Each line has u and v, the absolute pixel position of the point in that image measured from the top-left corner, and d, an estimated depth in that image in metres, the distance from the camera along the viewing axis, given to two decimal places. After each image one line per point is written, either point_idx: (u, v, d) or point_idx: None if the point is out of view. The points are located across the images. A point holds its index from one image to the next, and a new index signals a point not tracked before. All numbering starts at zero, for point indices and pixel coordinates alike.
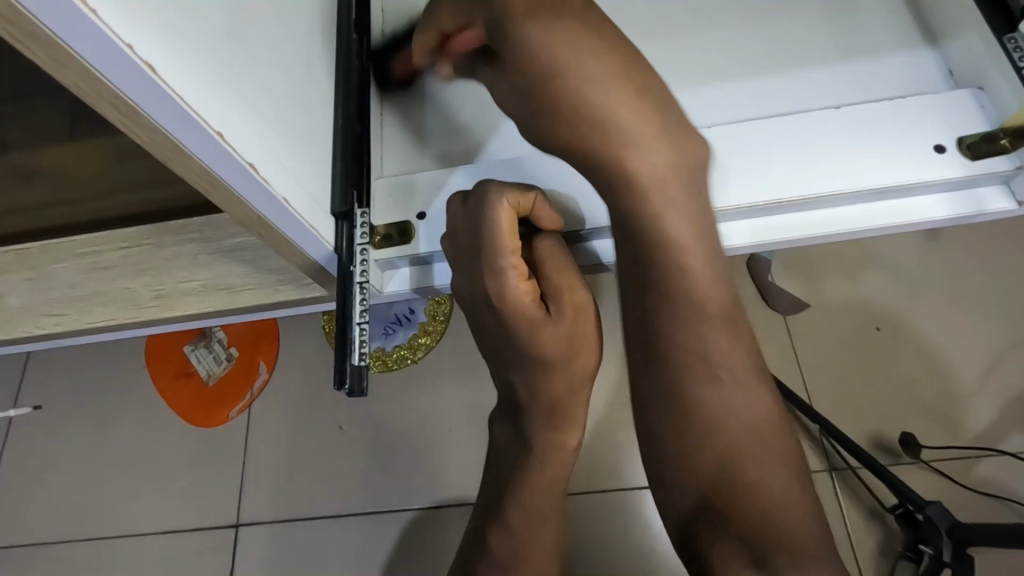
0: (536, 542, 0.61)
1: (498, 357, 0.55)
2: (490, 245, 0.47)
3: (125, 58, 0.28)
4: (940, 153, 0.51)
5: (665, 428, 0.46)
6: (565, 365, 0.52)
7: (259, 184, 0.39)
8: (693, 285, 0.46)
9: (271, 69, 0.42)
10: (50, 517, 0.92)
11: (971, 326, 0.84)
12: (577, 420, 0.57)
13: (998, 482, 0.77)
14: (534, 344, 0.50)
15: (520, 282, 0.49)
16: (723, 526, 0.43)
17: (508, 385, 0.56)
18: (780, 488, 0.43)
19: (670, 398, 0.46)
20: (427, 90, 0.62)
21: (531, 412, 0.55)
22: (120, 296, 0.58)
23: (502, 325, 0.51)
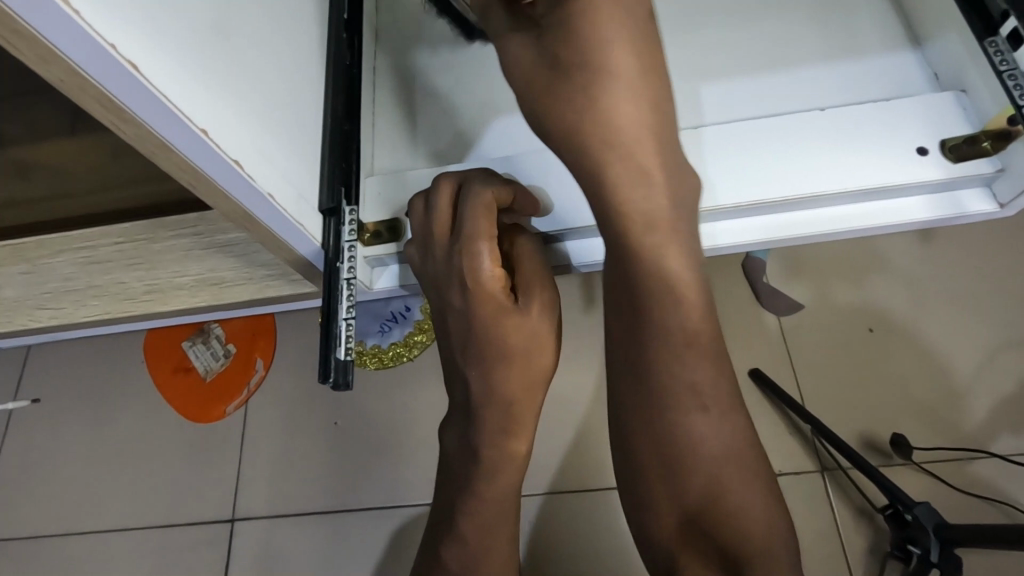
0: (491, 564, 0.53)
1: (457, 351, 0.54)
2: (469, 237, 0.51)
3: (108, 56, 0.29)
4: (922, 156, 0.53)
5: (646, 462, 0.51)
6: (525, 358, 0.52)
7: (245, 180, 0.40)
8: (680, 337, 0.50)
9: (259, 67, 0.43)
10: (47, 510, 0.93)
11: (965, 327, 0.85)
12: (528, 426, 0.54)
13: (989, 484, 0.78)
14: (498, 331, 0.51)
15: (494, 268, 0.51)
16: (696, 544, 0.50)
17: (461, 385, 0.54)
18: (752, 509, 0.49)
19: (653, 436, 0.51)
20: (420, 94, 0.65)
21: (484, 414, 0.53)
22: (112, 288, 0.60)
23: (470, 310, 0.52)
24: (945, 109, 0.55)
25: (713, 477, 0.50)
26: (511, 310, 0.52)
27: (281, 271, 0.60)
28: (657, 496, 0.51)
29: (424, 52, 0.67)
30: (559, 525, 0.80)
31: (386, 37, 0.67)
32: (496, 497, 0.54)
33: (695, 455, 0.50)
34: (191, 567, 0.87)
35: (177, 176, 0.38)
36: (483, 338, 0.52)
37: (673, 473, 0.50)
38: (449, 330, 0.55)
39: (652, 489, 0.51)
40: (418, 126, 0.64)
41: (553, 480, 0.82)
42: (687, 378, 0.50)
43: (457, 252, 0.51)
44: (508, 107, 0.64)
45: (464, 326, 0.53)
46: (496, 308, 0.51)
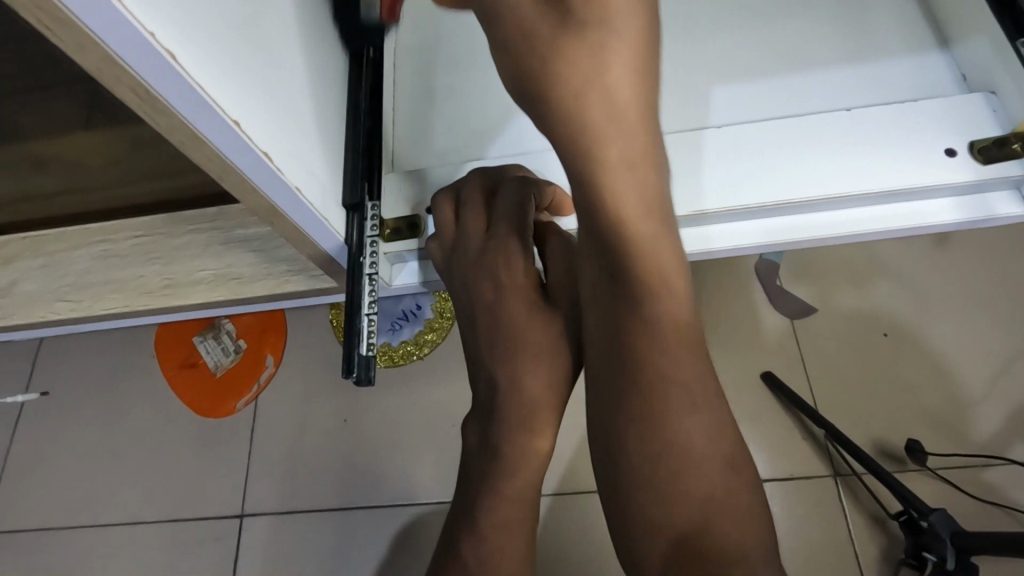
0: (507, 566, 0.52)
1: (482, 346, 0.54)
2: (505, 231, 0.53)
3: (148, 46, 0.29)
4: (950, 157, 0.53)
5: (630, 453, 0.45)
6: (550, 353, 0.52)
7: (273, 172, 0.40)
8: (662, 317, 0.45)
9: (285, 60, 0.43)
10: (57, 502, 0.93)
11: (981, 332, 0.84)
12: (554, 423, 0.53)
13: (1005, 491, 0.77)
14: (522, 323, 0.52)
15: (527, 266, 0.53)
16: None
17: (487, 380, 0.54)
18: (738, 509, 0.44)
19: (637, 414, 0.45)
20: (437, 88, 0.65)
21: (508, 412, 0.52)
22: (131, 282, 0.60)
23: (500, 307, 0.53)
24: (972, 111, 0.55)
25: (704, 502, 0.44)
26: (541, 309, 0.53)
27: (301, 266, 0.60)
28: (649, 523, 0.45)
29: (446, 46, 0.67)
30: (565, 527, 0.79)
31: (410, 33, 0.67)
32: (514, 497, 0.52)
33: (690, 475, 0.44)
34: (200, 562, 0.87)
35: (207, 168, 0.38)
36: (511, 334, 0.52)
37: (664, 495, 0.44)
38: (474, 322, 0.55)
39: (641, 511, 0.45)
40: (438, 117, 0.64)
41: (561, 481, 0.81)
42: (677, 395, 0.45)
43: (490, 249, 0.54)
44: None
45: (492, 323, 0.54)
46: (528, 304, 0.53)
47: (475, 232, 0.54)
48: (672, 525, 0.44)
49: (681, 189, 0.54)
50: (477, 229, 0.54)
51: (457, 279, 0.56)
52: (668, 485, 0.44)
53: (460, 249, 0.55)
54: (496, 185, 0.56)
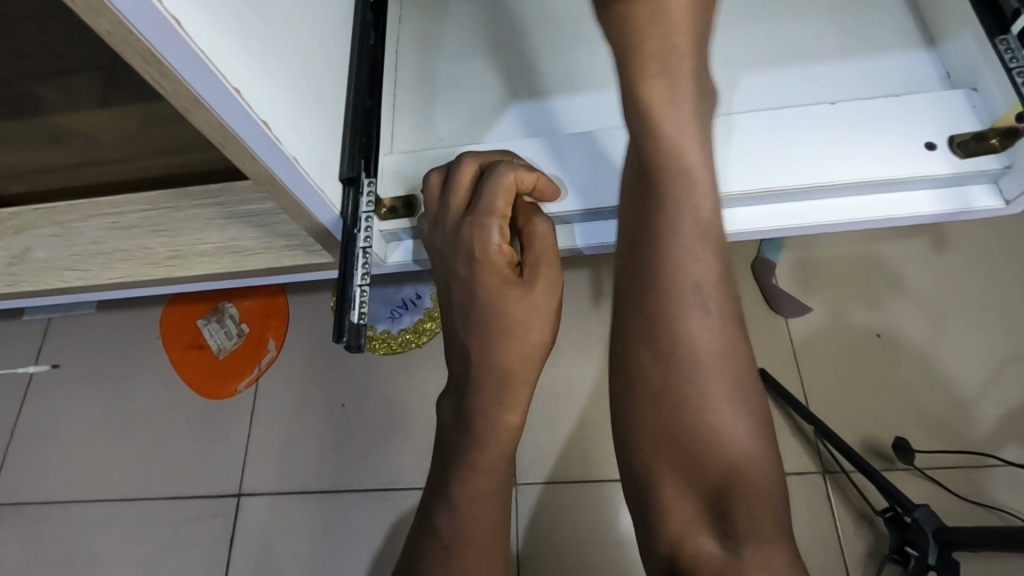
0: (480, 532, 0.53)
1: (458, 319, 0.56)
2: (487, 205, 0.54)
3: (150, 7, 0.30)
4: (930, 150, 0.54)
5: (654, 417, 0.43)
6: (522, 330, 0.54)
7: (271, 140, 0.41)
8: (691, 267, 0.44)
9: (286, 34, 0.44)
10: (62, 473, 0.96)
11: (971, 333, 0.84)
12: (524, 400, 0.56)
13: (990, 491, 0.78)
14: (498, 300, 0.54)
15: (502, 243, 0.54)
16: (695, 524, 0.42)
17: (460, 353, 0.56)
18: (763, 499, 0.41)
19: (655, 364, 0.44)
20: (439, 79, 0.68)
21: (481, 385, 0.54)
22: (137, 253, 0.63)
23: (475, 280, 0.54)
24: (956, 108, 0.56)
25: (725, 455, 0.41)
26: (516, 283, 0.54)
27: (301, 241, 0.62)
28: (665, 482, 0.43)
29: (447, 38, 0.70)
30: (555, 515, 0.81)
31: (415, 25, 0.70)
32: (486, 471, 0.54)
33: (715, 452, 0.41)
34: (197, 537, 0.89)
35: (209, 135, 0.40)
36: (486, 310, 0.54)
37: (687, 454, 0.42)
38: (451, 295, 0.57)
39: (657, 477, 0.43)
40: (438, 106, 0.66)
41: (551, 471, 0.83)
42: (696, 352, 0.43)
43: (467, 223, 0.54)
44: (529, 92, 0.66)
45: (465, 296, 0.55)
46: (500, 281, 0.54)
47: (460, 202, 0.56)
48: (685, 466, 0.42)
49: None
50: (462, 200, 0.56)
51: (436, 246, 0.57)
52: (700, 462, 0.42)
53: (441, 223, 0.56)
54: (492, 160, 0.57)
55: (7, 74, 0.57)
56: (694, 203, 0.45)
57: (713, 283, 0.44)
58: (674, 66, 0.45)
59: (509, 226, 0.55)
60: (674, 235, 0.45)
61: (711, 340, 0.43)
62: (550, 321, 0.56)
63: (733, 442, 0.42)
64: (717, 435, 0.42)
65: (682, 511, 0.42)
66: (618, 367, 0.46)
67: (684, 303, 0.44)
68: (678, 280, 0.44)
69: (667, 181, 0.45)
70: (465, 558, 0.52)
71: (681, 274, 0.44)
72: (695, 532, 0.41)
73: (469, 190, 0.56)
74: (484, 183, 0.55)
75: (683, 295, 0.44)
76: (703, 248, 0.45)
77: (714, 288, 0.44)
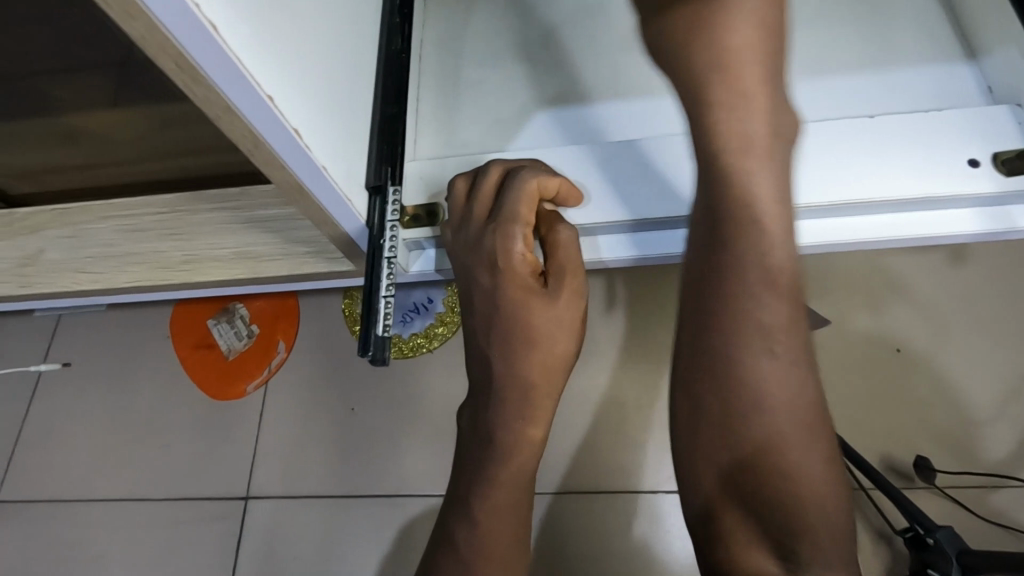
0: (501, 544, 0.52)
1: (479, 330, 0.55)
2: (510, 213, 0.53)
3: (192, 16, 0.30)
4: (973, 168, 0.53)
5: (712, 443, 0.45)
6: (545, 344, 0.53)
7: (302, 149, 0.41)
8: (760, 279, 0.45)
9: (317, 41, 0.44)
10: (68, 471, 0.95)
11: (997, 351, 0.82)
12: (545, 411, 0.55)
13: (1014, 514, 0.76)
14: (522, 312, 0.52)
15: (525, 251, 0.53)
16: (753, 548, 0.43)
17: (481, 368, 0.55)
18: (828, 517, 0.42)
19: (716, 392, 0.45)
20: (461, 84, 0.67)
21: (502, 396, 0.53)
22: (153, 258, 0.62)
23: (497, 292, 0.53)
24: (1000, 123, 0.55)
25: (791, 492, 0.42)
26: (539, 293, 0.53)
27: (320, 248, 0.61)
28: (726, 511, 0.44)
29: (471, 43, 0.69)
30: (567, 526, 0.80)
31: (436, 29, 0.70)
32: (508, 484, 0.53)
33: (780, 477, 0.42)
34: (202, 539, 0.88)
35: (239, 142, 0.39)
36: (509, 318, 0.53)
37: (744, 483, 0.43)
38: (470, 304, 0.55)
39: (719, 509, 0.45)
40: (462, 112, 0.66)
41: (565, 481, 0.81)
42: (759, 374, 0.44)
43: (490, 230, 0.53)
44: (552, 98, 0.65)
45: (486, 305, 0.54)
46: (525, 288, 0.53)
47: (482, 208, 0.55)
48: (745, 495, 0.44)
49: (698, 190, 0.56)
50: (484, 207, 0.55)
51: (457, 257, 0.55)
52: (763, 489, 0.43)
53: (459, 234, 0.55)
54: (516, 166, 0.56)
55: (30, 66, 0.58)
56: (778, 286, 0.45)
57: (780, 304, 0.45)
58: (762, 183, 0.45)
59: (532, 234, 0.54)
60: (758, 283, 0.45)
61: (781, 391, 0.44)
62: (574, 332, 0.54)
63: (796, 467, 0.42)
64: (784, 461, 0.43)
65: (740, 531, 0.44)
66: (684, 407, 0.47)
67: (752, 352, 0.44)
68: (752, 332, 0.44)
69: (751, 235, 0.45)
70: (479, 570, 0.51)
71: (748, 290, 0.45)
72: (755, 557, 0.43)
73: (494, 198, 0.55)
74: (508, 192, 0.54)
75: (747, 318, 0.45)
76: (774, 299, 0.45)
77: (775, 300, 0.45)
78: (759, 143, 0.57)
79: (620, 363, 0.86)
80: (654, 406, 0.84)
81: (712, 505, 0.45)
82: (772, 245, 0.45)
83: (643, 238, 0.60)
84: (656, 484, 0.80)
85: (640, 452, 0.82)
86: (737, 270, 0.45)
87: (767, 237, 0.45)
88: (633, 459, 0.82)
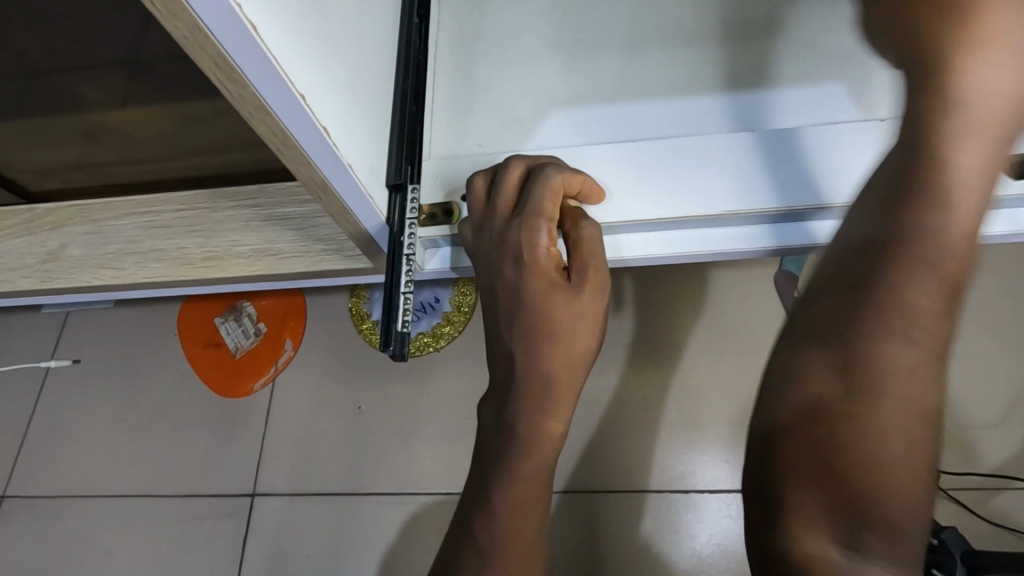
0: (521, 537, 0.53)
1: (502, 324, 0.55)
2: (534, 207, 0.53)
3: (233, 15, 0.30)
4: None
5: (805, 412, 0.38)
6: (568, 338, 0.54)
7: (330, 148, 0.42)
8: (933, 241, 0.36)
9: (344, 39, 0.44)
10: (75, 468, 0.96)
11: (1004, 354, 0.83)
12: (566, 406, 0.55)
13: (1018, 517, 0.76)
14: (545, 307, 0.53)
15: (549, 246, 0.54)
16: (811, 520, 0.37)
17: (501, 362, 0.55)
18: (905, 507, 0.36)
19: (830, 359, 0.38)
20: (475, 85, 0.68)
21: (523, 392, 0.54)
22: (176, 254, 0.65)
23: (522, 286, 0.54)
24: None
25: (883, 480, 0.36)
26: (563, 287, 0.54)
27: (338, 245, 0.62)
28: (794, 487, 0.38)
29: (484, 42, 0.69)
30: (575, 525, 0.80)
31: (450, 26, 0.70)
32: (529, 477, 0.54)
33: (872, 458, 0.36)
34: (210, 537, 0.89)
35: (267, 139, 0.40)
36: (532, 312, 0.53)
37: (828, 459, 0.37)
38: (494, 299, 0.56)
39: (789, 482, 0.38)
40: (475, 113, 0.66)
41: (573, 481, 0.82)
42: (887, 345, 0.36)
43: (514, 226, 0.54)
44: (565, 100, 0.66)
45: (511, 300, 0.54)
46: (548, 283, 0.54)
47: (506, 203, 0.55)
48: (825, 476, 0.37)
49: (709, 190, 0.58)
50: (509, 202, 0.55)
51: (481, 250, 0.56)
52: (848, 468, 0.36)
53: (483, 229, 0.56)
54: (539, 162, 0.57)
55: (40, 64, 0.58)
56: (944, 248, 0.36)
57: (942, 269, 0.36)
58: (973, 139, 0.36)
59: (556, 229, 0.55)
60: (927, 263, 0.36)
61: (907, 376, 0.36)
62: (595, 327, 0.55)
63: (891, 453, 0.36)
64: (881, 444, 0.36)
65: (806, 512, 0.38)
66: (783, 365, 0.40)
67: (913, 335, 0.36)
68: (894, 303, 0.36)
69: (928, 188, 0.37)
70: (502, 563, 0.52)
71: (916, 251, 0.36)
72: (810, 537, 0.37)
73: (518, 192, 0.56)
74: (533, 186, 0.54)
75: (904, 284, 0.36)
76: (933, 276, 0.36)
77: (937, 267, 0.36)
78: (774, 145, 0.58)
79: (626, 363, 0.86)
80: (660, 407, 0.84)
81: (779, 472, 0.39)
82: (957, 225, 0.36)
83: (674, 238, 0.62)
84: (663, 485, 0.81)
85: (646, 453, 0.82)
86: (907, 225, 0.37)
87: (955, 189, 0.36)
88: (640, 459, 0.82)
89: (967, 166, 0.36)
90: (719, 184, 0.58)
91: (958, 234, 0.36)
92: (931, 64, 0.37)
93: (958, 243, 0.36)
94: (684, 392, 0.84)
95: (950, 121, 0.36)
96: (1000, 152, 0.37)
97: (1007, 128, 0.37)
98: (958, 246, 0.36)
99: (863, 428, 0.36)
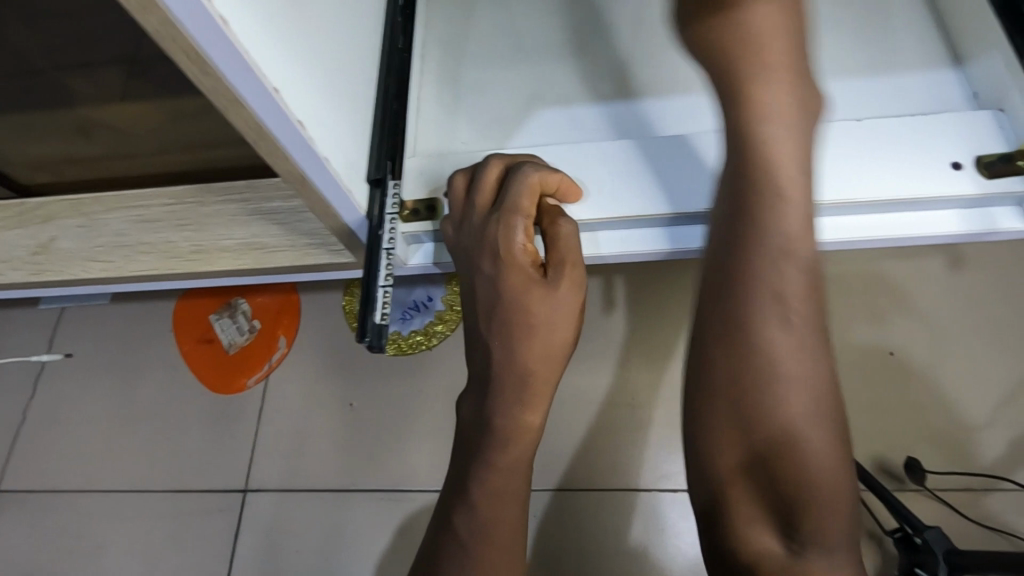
0: (500, 530, 0.53)
1: (481, 319, 0.56)
2: (511, 204, 0.54)
3: (202, 10, 0.31)
4: (956, 170, 0.54)
5: (721, 426, 0.44)
6: (544, 333, 0.54)
7: (305, 141, 0.42)
8: (783, 248, 0.44)
9: (321, 35, 0.45)
10: (69, 462, 0.96)
11: (988, 355, 0.83)
12: (543, 399, 0.56)
13: (1003, 517, 0.77)
14: (522, 301, 0.54)
15: (527, 242, 0.55)
16: (758, 524, 0.43)
17: (481, 356, 0.56)
18: (829, 482, 0.42)
19: (730, 370, 0.44)
20: (464, 84, 0.69)
21: (501, 385, 0.54)
22: (163, 246, 0.65)
23: (500, 282, 0.54)
24: (983, 127, 0.56)
25: (804, 471, 0.42)
26: (539, 283, 0.54)
27: (323, 240, 0.63)
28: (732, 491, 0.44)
29: (474, 44, 0.71)
30: (563, 523, 0.81)
31: (439, 29, 0.72)
32: (507, 470, 0.54)
33: (784, 448, 0.42)
34: (201, 532, 0.89)
35: (245, 133, 0.40)
36: (510, 307, 0.54)
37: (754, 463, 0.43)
38: (473, 295, 0.56)
39: (728, 491, 0.44)
40: (464, 112, 0.67)
41: (561, 478, 0.82)
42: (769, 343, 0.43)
43: (493, 222, 0.54)
44: (552, 99, 0.67)
45: (490, 295, 0.55)
46: (525, 278, 0.54)
47: (483, 200, 0.56)
48: (754, 476, 0.43)
49: (688, 187, 0.58)
50: (486, 199, 0.56)
51: (460, 246, 0.57)
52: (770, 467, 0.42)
53: (461, 225, 0.56)
54: (517, 161, 0.58)
55: (42, 63, 0.61)
56: (793, 249, 0.44)
57: (797, 266, 0.44)
58: (781, 146, 0.45)
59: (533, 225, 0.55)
60: (779, 265, 0.44)
61: (792, 366, 0.43)
62: (573, 323, 0.56)
63: (801, 442, 0.42)
64: (790, 436, 0.42)
65: (747, 513, 0.43)
66: (693, 381, 0.46)
67: (780, 331, 0.43)
68: (764, 306, 0.43)
69: (768, 197, 0.44)
70: (480, 555, 0.52)
71: (769, 259, 0.44)
72: (754, 533, 0.43)
73: (495, 189, 0.56)
74: (510, 184, 0.55)
75: (769, 289, 0.43)
76: (789, 275, 0.44)
77: (790, 270, 0.44)
78: (661, 150, 0.60)
79: (615, 362, 0.87)
80: (648, 406, 0.85)
81: (717, 483, 0.44)
82: (794, 228, 0.44)
83: (634, 234, 0.61)
84: (651, 484, 0.81)
85: (634, 451, 0.83)
86: (759, 237, 0.44)
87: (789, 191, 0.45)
88: (627, 457, 0.83)
89: (785, 174, 0.45)
90: (654, 185, 0.59)
91: (801, 231, 0.44)
92: (730, 91, 0.47)
93: (799, 237, 0.44)
94: (672, 391, 0.85)
95: (765, 137, 0.45)
96: (805, 156, 0.46)
97: (800, 138, 0.46)
98: (799, 241, 0.44)
99: (777, 427, 0.42)
